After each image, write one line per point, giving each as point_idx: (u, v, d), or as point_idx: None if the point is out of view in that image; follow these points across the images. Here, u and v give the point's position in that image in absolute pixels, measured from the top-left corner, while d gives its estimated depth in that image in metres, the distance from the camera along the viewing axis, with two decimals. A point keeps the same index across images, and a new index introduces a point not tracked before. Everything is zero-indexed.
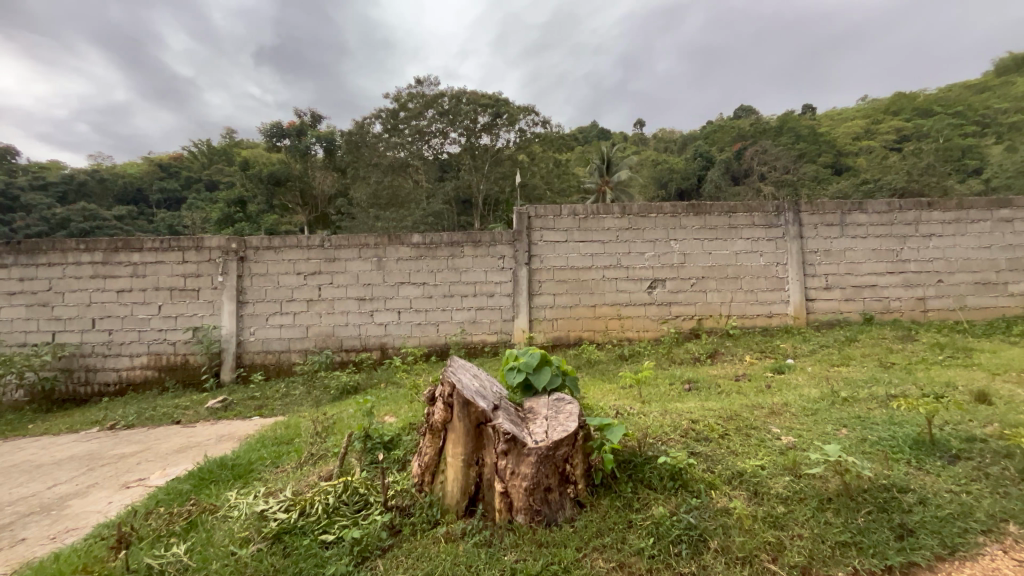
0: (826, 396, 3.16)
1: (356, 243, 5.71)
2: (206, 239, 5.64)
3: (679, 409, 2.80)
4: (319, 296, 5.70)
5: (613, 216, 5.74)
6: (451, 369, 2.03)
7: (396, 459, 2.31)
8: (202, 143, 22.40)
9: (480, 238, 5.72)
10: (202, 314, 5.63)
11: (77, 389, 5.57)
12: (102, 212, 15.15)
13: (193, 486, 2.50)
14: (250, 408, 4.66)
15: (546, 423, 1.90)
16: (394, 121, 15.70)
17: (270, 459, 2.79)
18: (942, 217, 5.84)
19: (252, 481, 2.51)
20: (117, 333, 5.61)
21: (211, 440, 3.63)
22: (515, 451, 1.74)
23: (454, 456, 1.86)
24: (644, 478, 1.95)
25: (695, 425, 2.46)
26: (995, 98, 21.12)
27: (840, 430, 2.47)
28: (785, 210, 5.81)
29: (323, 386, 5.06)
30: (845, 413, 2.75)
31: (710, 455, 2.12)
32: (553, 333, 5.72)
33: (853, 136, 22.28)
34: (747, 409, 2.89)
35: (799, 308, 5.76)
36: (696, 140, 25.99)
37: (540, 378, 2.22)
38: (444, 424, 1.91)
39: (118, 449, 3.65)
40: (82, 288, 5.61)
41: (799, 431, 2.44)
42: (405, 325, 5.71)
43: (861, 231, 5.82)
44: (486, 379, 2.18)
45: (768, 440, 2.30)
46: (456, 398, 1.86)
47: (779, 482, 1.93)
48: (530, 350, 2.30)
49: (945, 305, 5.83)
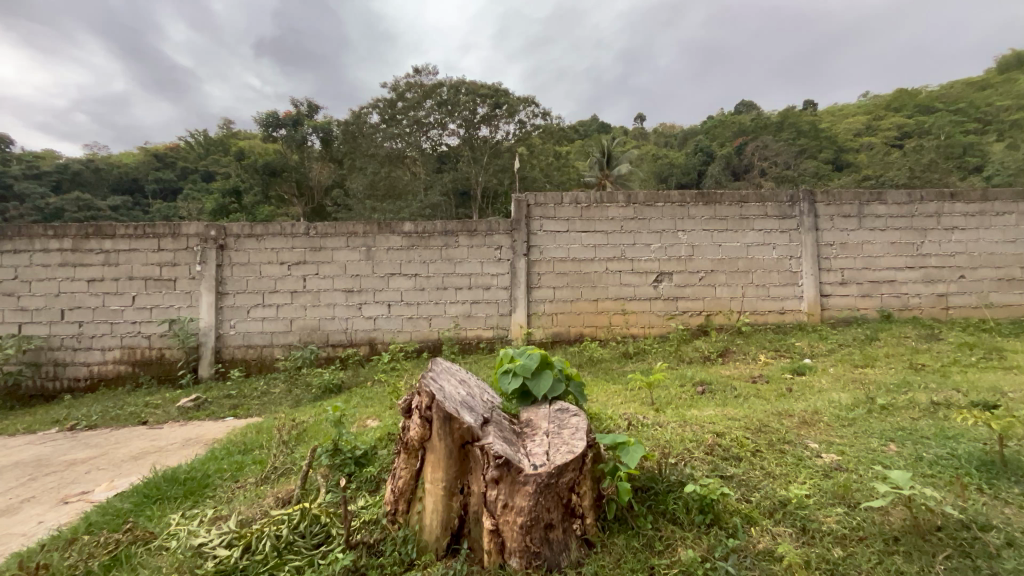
0: (861, 403, 2.80)
1: (344, 231, 5.33)
2: (184, 226, 5.27)
3: (699, 418, 2.43)
4: (303, 287, 5.32)
5: (618, 205, 5.37)
6: (432, 374, 1.67)
7: (369, 479, 1.96)
8: (198, 133, 21.74)
9: (475, 227, 5.35)
10: (178, 305, 5.27)
11: (46, 385, 5.21)
12: (96, 202, 14.76)
13: (135, 505, 2.15)
14: (225, 408, 4.30)
15: (546, 442, 1.56)
16: (392, 110, 15.18)
17: (230, 472, 2.44)
18: (965, 210, 5.50)
19: (203, 501, 2.16)
20: (88, 326, 5.24)
21: (174, 445, 3.27)
22: (508, 479, 1.40)
23: (433, 483, 1.51)
24: (667, 511, 1.58)
25: (721, 439, 2.09)
26: (997, 95, 20.78)
27: (888, 447, 2.12)
28: (800, 201, 5.45)
29: (304, 384, 4.69)
30: (887, 424, 2.40)
31: (744, 479, 1.76)
32: (552, 329, 5.36)
33: (854, 132, 21.97)
34: (774, 418, 2.53)
35: (813, 304, 5.41)
36: (699, 134, 25.62)
37: (537, 385, 1.86)
38: (421, 443, 1.55)
39: (71, 454, 3.30)
40: (50, 277, 5.24)
41: (841, 448, 2.08)
42: (395, 320, 5.35)
43: (880, 222, 5.47)
44: (474, 386, 1.82)
45: (808, 458, 1.95)
46: (436, 412, 1.50)
47: (830, 515, 1.58)
48: (528, 350, 1.93)
49: (968, 302, 5.48)
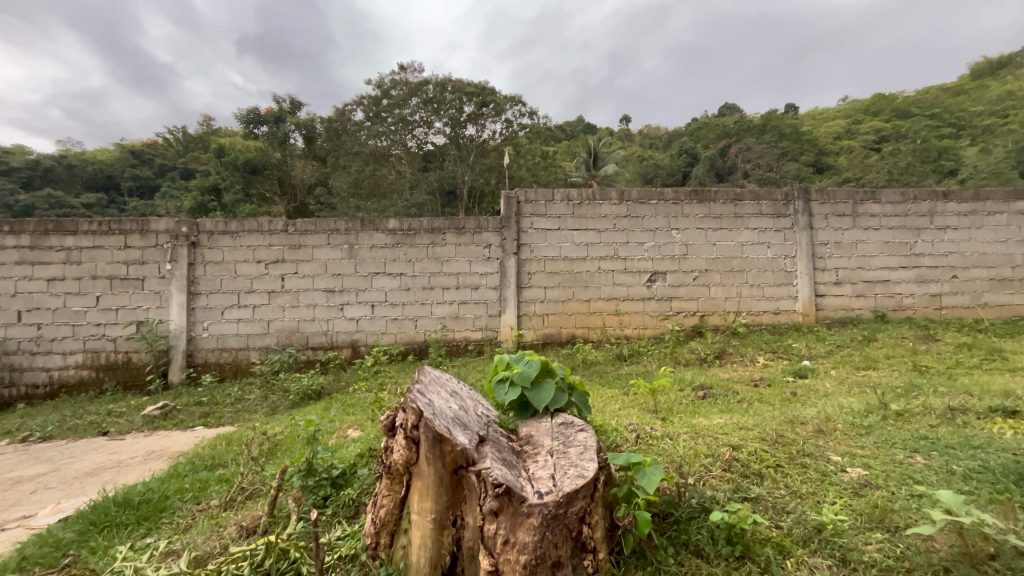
0: (873, 408, 2.64)
1: (325, 228, 5.07)
2: (153, 222, 4.95)
3: (708, 428, 2.23)
4: (282, 287, 5.04)
5: (610, 203, 5.20)
6: (419, 386, 1.45)
7: (348, 503, 1.74)
8: (177, 130, 21.11)
9: (463, 225, 5.13)
10: (146, 306, 4.94)
11: (2, 392, 4.85)
12: (69, 199, 14.19)
13: (78, 534, 1.89)
14: (195, 416, 4.02)
15: (551, 464, 1.36)
16: (377, 108, 14.84)
17: (192, 492, 2.19)
18: (958, 209, 5.44)
19: (159, 528, 1.91)
20: (47, 328, 4.89)
21: (135, 459, 3.00)
22: (509, 510, 1.20)
23: (422, 514, 1.30)
24: (691, 543, 1.39)
25: (738, 452, 1.90)
26: (971, 100, 21.20)
27: (914, 459, 1.95)
28: (795, 199, 5.33)
29: (282, 390, 4.41)
30: (907, 432, 2.25)
31: (769, 500, 1.57)
32: (543, 330, 5.16)
33: (835, 135, 22.24)
34: (787, 426, 2.36)
35: (808, 304, 5.29)
36: (684, 136, 25.69)
37: (538, 396, 1.65)
38: (407, 467, 1.34)
39: (18, 472, 3.00)
40: (7, 276, 4.88)
41: (866, 460, 1.91)
42: (379, 321, 5.10)
43: (874, 222, 5.38)
44: (467, 398, 1.61)
45: (833, 473, 1.77)
46: (423, 432, 1.28)
47: (870, 542, 1.39)
48: (527, 357, 1.72)
49: (960, 302, 5.43)
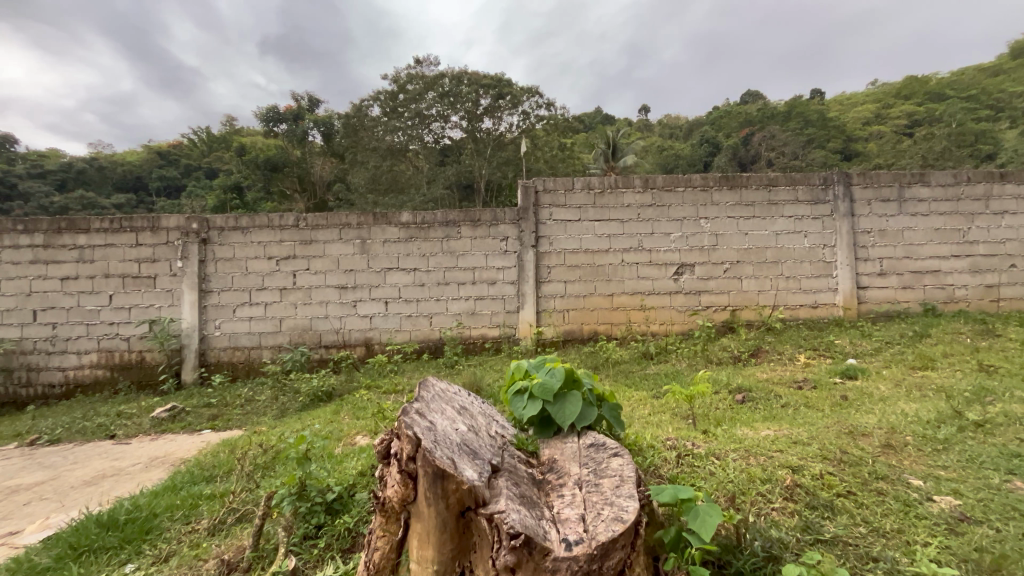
0: (945, 418, 2.30)
1: (336, 222, 4.88)
2: (163, 219, 4.83)
3: (757, 444, 1.94)
4: (293, 284, 4.88)
5: (634, 191, 4.88)
6: (419, 404, 1.21)
7: (343, 533, 1.53)
8: (201, 130, 21.36)
9: (479, 217, 4.89)
10: (159, 305, 4.83)
11: (19, 392, 4.81)
12: (97, 199, 14.42)
13: (55, 561, 1.70)
14: (203, 419, 3.88)
15: (580, 501, 1.11)
16: (393, 102, 14.67)
17: (185, 509, 2.00)
18: (1016, 192, 4.98)
19: (143, 554, 1.72)
20: (62, 327, 4.82)
21: (137, 466, 2.85)
22: (529, 566, 0.95)
23: (422, 565, 1.07)
24: None
25: (799, 477, 1.61)
26: (1011, 80, 20.04)
27: (1013, 484, 1.63)
28: (834, 183, 4.93)
29: (292, 390, 4.23)
30: (993, 448, 1.93)
31: (846, 542, 1.29)
32: (564, 327, 4.89)
33: (865, 120, 21.28)
34: (847, 439, 2.06)
35: (849, 297, 4.90)
36: (706, 124, 24.95)
37: (562, 412, 1.38)
38: (404, 506, 1.10)
39: (18, 480, 2.87)
40: (22, 275, 4.83)
41: (953, 485, 1.60)
42: (393, 318, 4.90)
43: (923, 207, 4.95)
44: (478, 415, 1.37)
45: (919, 504, 1.47)
46: (421, 466, 1.04)
47: None
48: (547, 365, 1.45)
49: (1019, 293, 4.97)
